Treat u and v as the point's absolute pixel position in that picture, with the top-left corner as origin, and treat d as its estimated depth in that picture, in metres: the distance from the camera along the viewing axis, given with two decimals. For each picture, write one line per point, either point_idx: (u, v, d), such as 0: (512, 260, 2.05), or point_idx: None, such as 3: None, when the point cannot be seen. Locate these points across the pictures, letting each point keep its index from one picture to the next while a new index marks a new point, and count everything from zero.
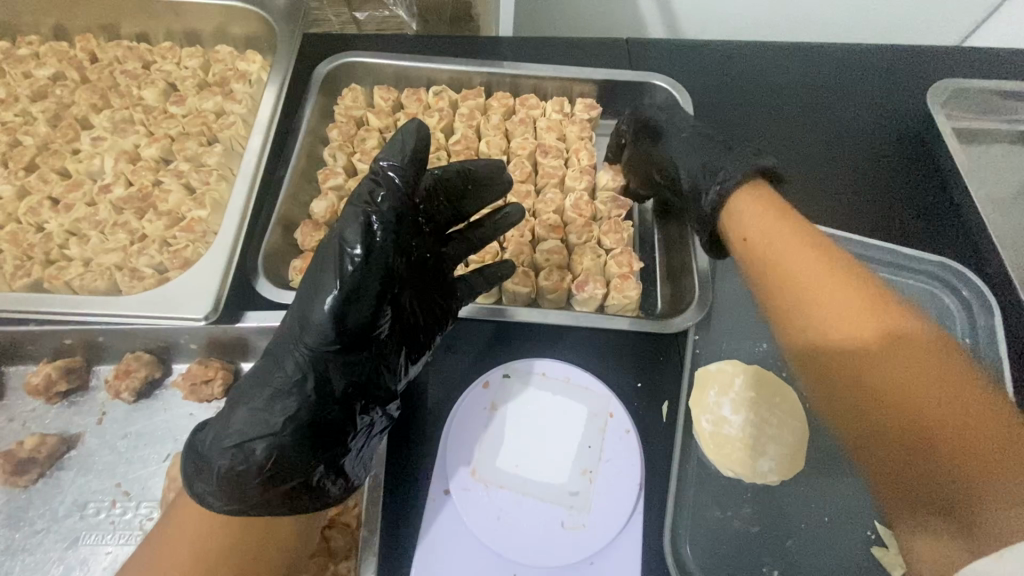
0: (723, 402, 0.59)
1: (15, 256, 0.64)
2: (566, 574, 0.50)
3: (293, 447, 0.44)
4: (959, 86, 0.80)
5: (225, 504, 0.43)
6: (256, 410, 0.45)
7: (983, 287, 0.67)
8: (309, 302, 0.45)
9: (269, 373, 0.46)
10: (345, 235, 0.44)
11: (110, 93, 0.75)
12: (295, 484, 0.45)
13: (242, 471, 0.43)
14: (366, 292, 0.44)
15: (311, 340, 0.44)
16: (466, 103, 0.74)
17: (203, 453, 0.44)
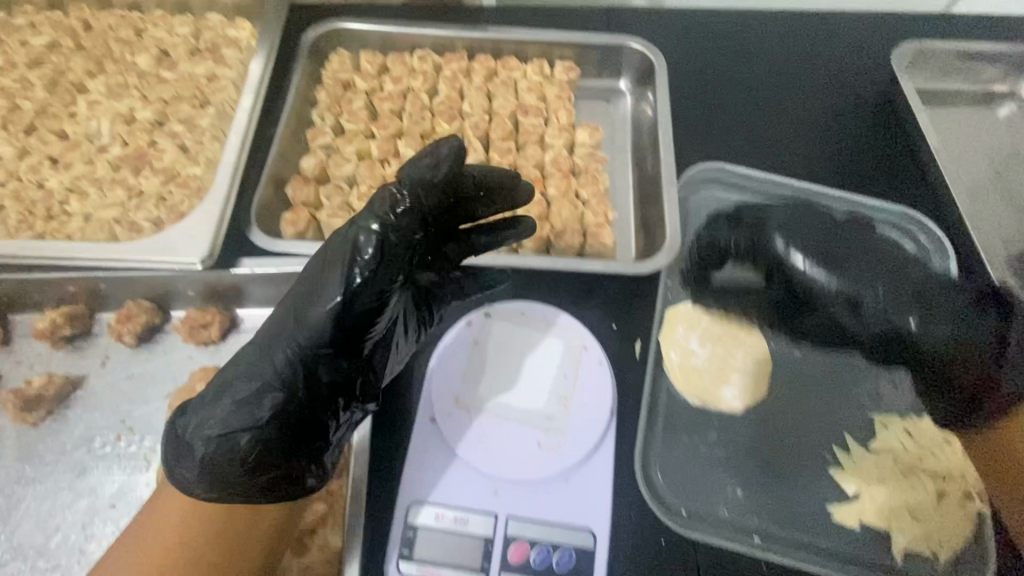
0: (693, 337, 0.63)
1: (18, 211, 0.66)
2: (543, 488, 0.54)
3: (277, 441, 0.48)
4: (920, 49, 0.84)
5: (206, 493, 0.48)
6: (237, 400, 0.47)
7: (937, 233, 0.72)
8: (308, 302, 0.46)
9: (258, 364, 0.48)
10: (363, 237, 0.43)
11: (104, 59, 0.78)
12: (274, 476, 0.48)
13: (227, 460, 0.47)
14: (374, 295, 0.44)
15: (305, 340, 0.46)
16: (450, 66, 0.77)
17: (188, 437, 0.47)
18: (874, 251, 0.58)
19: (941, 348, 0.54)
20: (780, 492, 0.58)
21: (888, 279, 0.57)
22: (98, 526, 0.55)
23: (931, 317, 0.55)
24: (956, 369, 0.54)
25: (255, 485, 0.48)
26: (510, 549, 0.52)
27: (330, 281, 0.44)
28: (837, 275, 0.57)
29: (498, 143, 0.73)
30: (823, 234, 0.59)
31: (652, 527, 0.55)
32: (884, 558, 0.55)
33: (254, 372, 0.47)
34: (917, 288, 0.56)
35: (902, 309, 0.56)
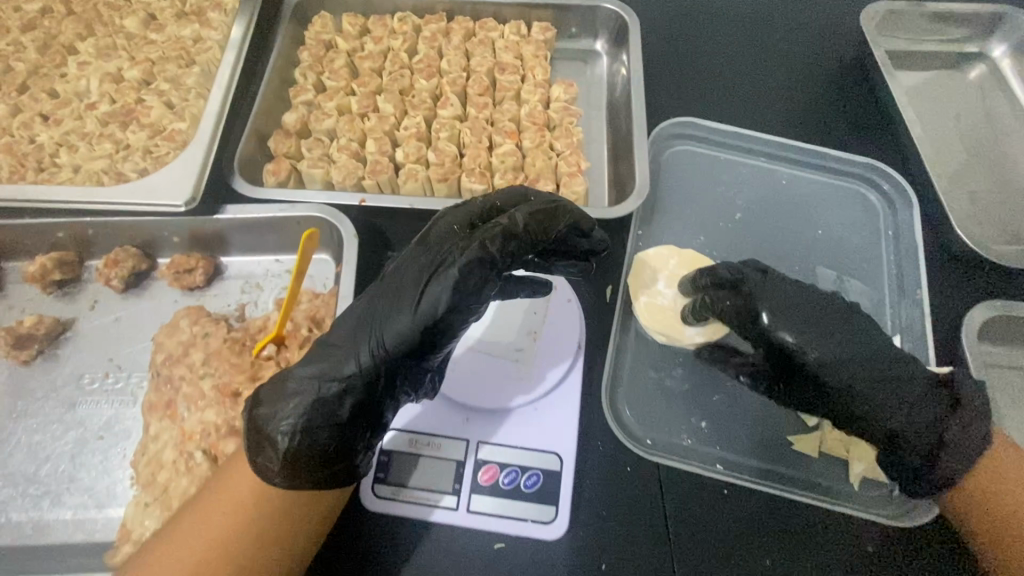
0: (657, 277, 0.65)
1: (10, 163, 0.69)
2: (514, 416, 0.56)
3: (350, 431, 0.46)
4: (891, 10, 0.86)
5: (285, 481, 0.45)
6: (315, 386, 0.45)
7: (902, 181, 0.73)
8: (397, 297, 0.46)
9: (335, 365, 0.45)
10: (468, 245, 0.46)
11: (94, 23, 0.80)
12: (347, 465, 0.46)
13: (305, 448, 0.44)
14: (466, 296, 0.44)
15: (384, 333, 0.44)
16: (429, 27, 0.80)
17: (265, 430, 0.45)
18: (853, 333, 0.57)
19: (899, 427, 0.55)
20: (744, 423, 0.60)
21: (840, 360, 0.56)
22: (87, 456, 0.57)
23: (899, 406, 0.55)
24: (905, 441, 0.55)
25: (326, 473, 0.46)
26: (480, 471, 0.54)
27: (423, 273, 0.46)
28: (817, 344, 0.57)
29: (475, 100, 0.75)
30: (814, 315, 0.58)
31: (618, 455, 0.57)
32: (843, 483, 0.58)
33: (338, 362, 0.45)
34: (887, 367, 0.56)
35: (875, 391, 0.55)
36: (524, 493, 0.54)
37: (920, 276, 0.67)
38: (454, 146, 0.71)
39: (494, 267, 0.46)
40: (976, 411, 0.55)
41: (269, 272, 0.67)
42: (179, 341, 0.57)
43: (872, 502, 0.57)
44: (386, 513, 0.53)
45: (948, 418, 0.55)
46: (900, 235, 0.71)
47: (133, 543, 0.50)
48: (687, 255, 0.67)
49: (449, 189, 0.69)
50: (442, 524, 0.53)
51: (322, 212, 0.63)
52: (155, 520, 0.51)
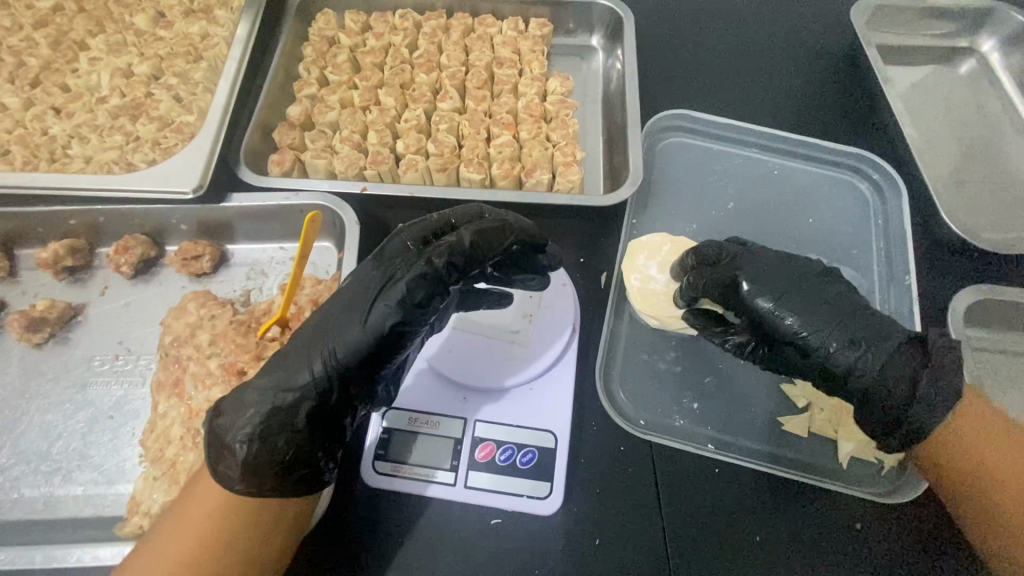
0: (649, 263, 0.67)
1: (23, 154, 0.71)
2: (509, 395, 0.58)
3: (307, 440, 0.47)
4: (880, 5, 0.88)
5: (245, 488, 0.46)
6: (271, 395, 0.46)
7: (891, 171, 0.75)
8: (349, 310, 0.48)
9: (288, 377, 0.47)
10: (415, 263, 0.48)
11: (105, 20, 0.83)
12: (308, 472, 0.47)
13: (262, 457, 0.45)
14: (413, 311, 0.47)
15: (338, 342, 0.47)
16: (429, 23, 0.82)
17: (224, 439, 0.46)
18: (824, 297, 0.57)
19: (872, 388, 0.53)
20: (733, 404, 0.61)
21: (812, 321, 0.56)
22: (97, 435, 0.59)
23: (872, 365, 0.54)
24: (878, 402, 0.53)
25: (288, 479, 0.47)
26: (477, 449, 0.56)
27: (374, 287, 0.48)
28: (792, 306, 0.56)
29: (473, 93, 0.77)
30: (791, 279, 0.58)
31: (611, 434, 0.58)
32: (831, 463, 0.59)
33: (291, 373, 0.47)
34: (859, 328, 0.55)
35: (851, 352, 0.54)
36: (519, 470, 0.55)
37: (909, 262, 0.69)
38: (452, 137, 0.73)
39: (441, 283, 0.48)
40: (947, 364, 0.52)
41: (273, 259, 0.69)
42: (187, 323, 0.59)
43: (859, 480, 0.58)
44: (386, 489, 0.55)
45: (921, 371, 0.53)
46: (889, 223, 0.73)
47: (142, 516, 0.52)
48: (679, 242, 0.68)
49: (448, 178, 0.71)
50: (440, 500, 0.54)
51: (324, 199, 0.65)
52: (162, 492, 0.53)
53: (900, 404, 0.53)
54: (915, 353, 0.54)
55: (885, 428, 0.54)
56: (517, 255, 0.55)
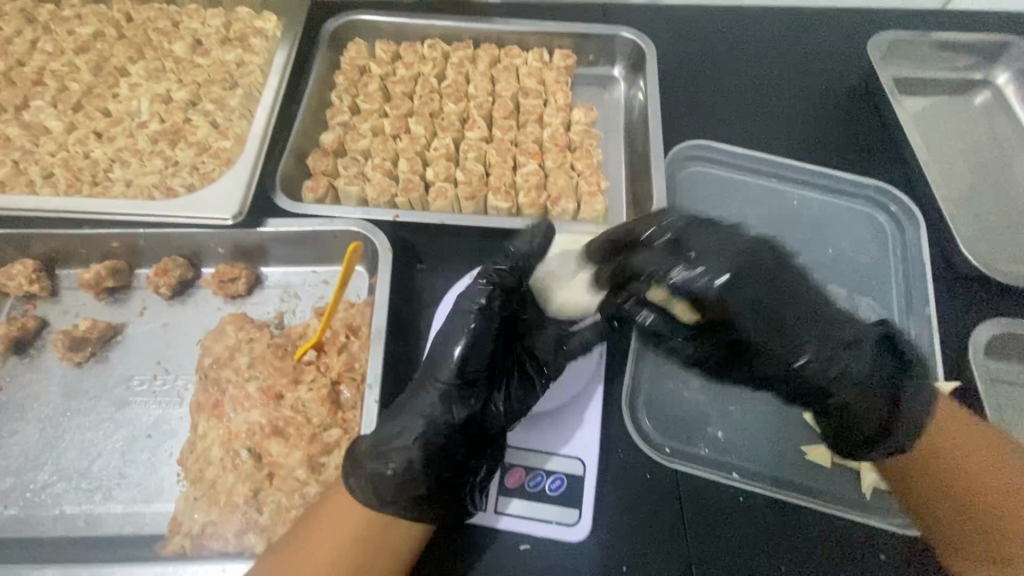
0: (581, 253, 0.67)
1: (66, 177, 0.74)
2: (538, 420, 0.60)
3: (426, 456, 0.52)
4: (896, 40, 0.91)
5: (370, 500, 0.51)
6: (418, 421, 0.53)
7: (908, 203, 0.77)
8: (443, 335, 0.57)
9: (406, 400, 0.55)
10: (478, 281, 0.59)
11: (144, 47, 0.86)
12: (423, 487, 0.52)
13: (417, 478, 0.52)
14: (483, 314, 0.56)
15: (441, 374, 0.55)
16: (457, 53, 0.85)
17: (354, 458, 0.52)
18: (784, 302, 0.55)
19: (831, 384, 0.55)
20: (755, 430, 0.63)
21: (768, 323, 0.55)
22: (136, 453, 0.60)
23: (834, 365, 0.55)
24: (862, 404, 0.55)
25: (439, 497, 0.52)
26: (506, 474, 0.57)
27: (451, 308, 0.58)
28: (760, 304, 0.55)
29: (500, 122, 0.80)
30: (748, 274, 0.55)
31: (638, 460, 0.60)
32: (855, 492, 0.60)
33: (412, 397, 0.55)
34: (830, 323, 0.56)
35: (796, 345, 0.55)
36: (548, 496, 0.57)
37: (929, 294, 0.71)
38: (480, 165, 0.76)
39: (508, 289, 0.58)
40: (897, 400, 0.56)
41: (306, 282, 0.71)
42: (226, 345, 0.61)
43: (883, 511, 0.59)
44: None
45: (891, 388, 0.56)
46: (908, 255, 0.75)
47: (183, 536, 0.53)
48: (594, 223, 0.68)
49: (477, 206, 0.74)
50: (473, 525, 0.55)
51: (356, 226, 0.67)
52: (203, 513, 0.54)
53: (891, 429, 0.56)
54: (870, 380, 0.56)
55: (870, 421, 0.56)
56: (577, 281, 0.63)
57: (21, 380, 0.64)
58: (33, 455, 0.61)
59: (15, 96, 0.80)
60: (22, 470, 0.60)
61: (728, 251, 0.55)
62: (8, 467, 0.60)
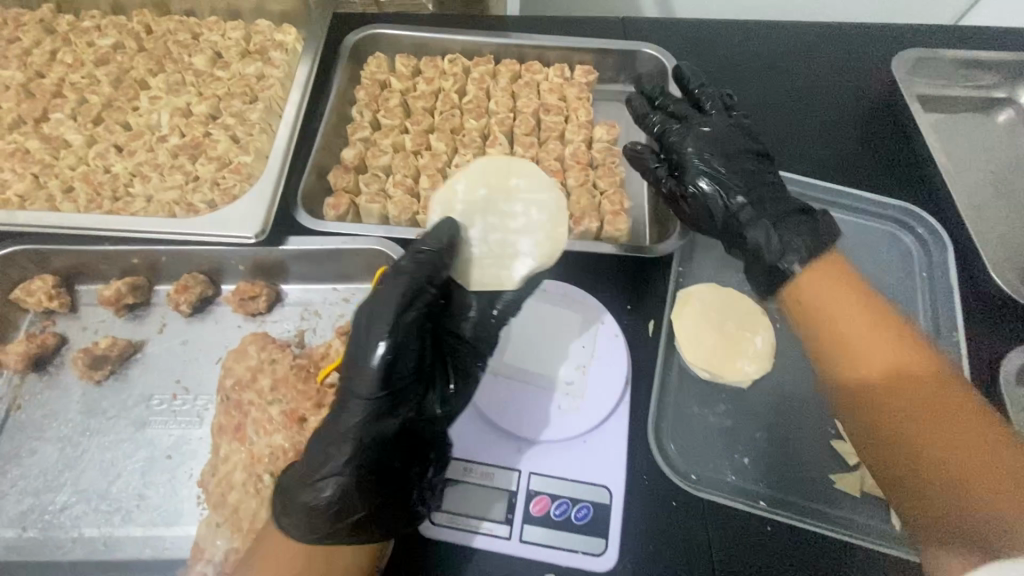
0: (462, 218, 0.60)
1: (87, 192, 0.73)
2: (562, 447, 0.59)
3: (357, 487, 0.49)
4: (920, 57, 0.91)
5: (311, 534, 0.49)
6: (345, 448, 0.49)
7: (936, 226, 0.76)
8: (358, 350, 0.50)
9: (331, 426, 0.50)
10: (389, 287, 0.51)
11: (164, 60, 0.85)
12: (359, 518, 0.49)
13: (352, 505, 0.49)
14: (400, 328, 0.50)
15: (359, 392, 0.49)
16: (478, 68, 0.84)
17: (288, 493, 0.50)
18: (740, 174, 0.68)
19: (757, 233, 0.65)
20: (785, 458, 0.62)
21: (724, 150, 0.69)
22: (156, 475, 0.60)
23: (760, 216, 0.66)
24: (778, 252, 0.64)
25: (383, 516, 0.51)
26: (532, 502, 0.56)
27: (365, 322, 0.51)
28: (709, 171, 0.68)
29: (522, 139, 0.79)
30: (719, 158, 0.69)
31: (665, 487, 0.59)
32: (885, 525, 0.58)
33: (335, 419, 0.50)
34: (764, 189, 0.67)
35: (738, 198, 0.66)
36: (575, 525, 0.55)
37: (957, 319, 0.70)
38: None
39: (422, 296, 0.52)
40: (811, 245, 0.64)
41: (326, 300, 0.71)
42: (248, 366, 0.60)
43: None
44: (442, 541, 0.55)
45: (810, 238, 0.64)
46: (934, 279, 0.74)
47: (206, 563, 0.53)
48: (465, 184, 0.62)
49: None
50: (498, 554, 0.54)
51: (379, 245, 0.66)
52: (225, 539, 0.53)
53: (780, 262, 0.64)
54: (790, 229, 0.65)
55: (784, 264, 0.64)
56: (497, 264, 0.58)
57: (40, 399, 0.64)
58: (52, 475, 0.60)
59: (35, 108, 0.80)
60: (41, 490, 0.59)
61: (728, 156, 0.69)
62: (27, 488, 0.59)
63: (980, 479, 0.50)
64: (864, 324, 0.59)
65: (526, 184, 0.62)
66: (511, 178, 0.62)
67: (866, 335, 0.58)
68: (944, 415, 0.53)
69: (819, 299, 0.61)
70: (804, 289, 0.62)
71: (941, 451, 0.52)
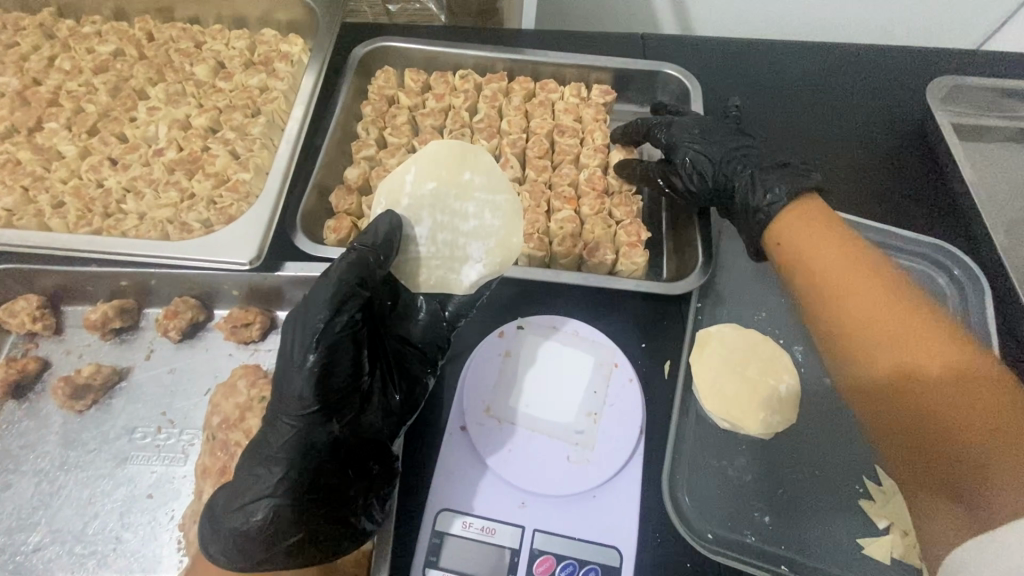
0: (410, 213, 0.57)
1: (78, 208, 0.70)
2: (569, 502, 0.55)
3: (290, 509, 0.47)
4: (955, 83, 0.85)
5: (241, 561, 0.47)
6: (277, 468, 0.48)
7: (974, 267, 0.70)
8: (290, 358, 0.49)
9: (265, 439, 0.49)
10: (319, 287, 0.50)
11: (165, 69, 0.82)
12: (295, 542, 0.48)
13: (289, 526, 0.47)
14: (326, 332, 0.49)
15: (291, 406, 0.48)
16: (490, 86, 0.80)
17: (219, 515, 0.48)
18: (718, 136, 0.69)
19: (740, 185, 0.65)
20: (809, 521, 0.56)
21: (708, 128, 0.70)
22: (135, 515, 0.56)
23: (741, 169, 0.66)
24: (760, 194, 0.63)
25: (326, 538, 0.49)
26: (535, 563, 0.52)
27: (293, 327, 0.50)
28: (686, 139, 0.69)
29: (534, 162, 0.76)
30: (696, 130, 0.70)
31: (678, 549, 0.54)
32: None
33: (268, 431, 0.49)
34: (744, 149, 0.68)
35: (720, 160, 0.67)
36: None
37: None
38: None
39: (353, 297, 0.50)
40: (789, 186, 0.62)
41: None
42: (236, 404, 0.57)
43: None
44: None
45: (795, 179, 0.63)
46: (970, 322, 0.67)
47: None
48: (415, 174, 0.58)
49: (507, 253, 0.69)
50: None
51: None
52: None
53: (758, 206, 0.63)
54: (768, 173, 0.64)
55: (768, 206, 0.62)
56: (438, 264, 0.56)
57: (18, 428, 0.60)
58: (26, 513, 0.56)
59: (29, 117, 0.77)
60: (14, 529, 0.56)
61: (704, 128, 0.70)
62: None
63: (968, 419, 0.44)
64: (841, 265, 0.55)
65: (482, 182, 0.58)
66: (465, 173, 0.58)
67: (843, 277, 0.54)
68: (923, 350, 0.48)
69: (797, 243, 0.59)
70: (784, 237, 0.60)
71: (927, 401, 0.46)
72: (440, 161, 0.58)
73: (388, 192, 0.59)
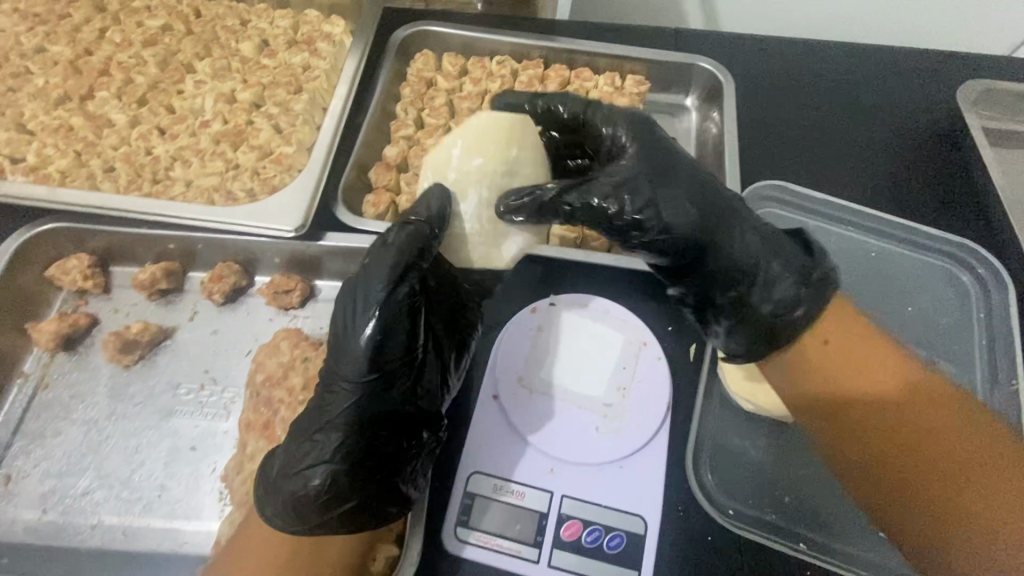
0: (457, 187, 0.59)
1: (128, 173, 0.73)
2: (598, 471, 0.57)
3: (345, 474, 0.49)
4: (988, 87, 0.86)
5: (297, 524, 0.49)
6: (329, 434, 0.50)
7: (998, 267, 0.71)
8: (347, 331, 0.51)
9: (321, 408, 0.51)
10: (378, 261, 0.52)
11: (211, 44, 0.84)
12: (349, 507, 0.49)
13: (343, 491, 0.49)
14: (387, 304, 0.51)
15: (348, 372, 0.51)
16: (526, 72, 0.82)
17: (274, 481, 0.50)
18: (683, 185, 0.53)
19: (757, 284, 0.52)
20: (829, 500, 0.58)
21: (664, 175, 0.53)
22: (179, 466, 0.59)
23: (760, 255, 0.52)
24: (791, 297, 0.51)
25: (374, 505, 0.50)
26: (562, 526, 0.54)
27: (351, 300, 0.52)
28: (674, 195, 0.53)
29: None
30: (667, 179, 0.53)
31: (700, 522, 0.56)
32: None
33: (323, 400, 0.51)
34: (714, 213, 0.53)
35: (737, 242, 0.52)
36: (607, 554, 0.53)
37: (1016, 364, 0.65)
38: None
39: (411, 270, 0.52)
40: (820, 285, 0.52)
41: None
42: (280, 363, 0.59)
43: None
44: (467, 558, 0.53)
45: (808, 264, 0.53)
46: (993, 320, 0.69)
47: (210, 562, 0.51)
48: (462, 150, 0.60)
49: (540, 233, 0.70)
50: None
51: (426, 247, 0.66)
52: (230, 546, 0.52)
53: (787, 306, 0.51)
54: (796, 268, 0.52)
55: (787, 312, 0.51)
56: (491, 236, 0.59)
57: (69, 379, 0.63)
58: (76, 458, 0.59)
59: (81, 86, 0.80)
60: (64, 473, 0.58)
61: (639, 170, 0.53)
62: (50, 470, 0.59)
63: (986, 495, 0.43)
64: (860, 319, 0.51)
65: (526, 158, 0.59)
66: (511, 148, 0.59)
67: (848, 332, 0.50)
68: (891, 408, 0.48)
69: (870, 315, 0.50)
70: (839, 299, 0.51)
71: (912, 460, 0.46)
72: (486, 135, 0.60)
73: (436, 164, 0.61)
